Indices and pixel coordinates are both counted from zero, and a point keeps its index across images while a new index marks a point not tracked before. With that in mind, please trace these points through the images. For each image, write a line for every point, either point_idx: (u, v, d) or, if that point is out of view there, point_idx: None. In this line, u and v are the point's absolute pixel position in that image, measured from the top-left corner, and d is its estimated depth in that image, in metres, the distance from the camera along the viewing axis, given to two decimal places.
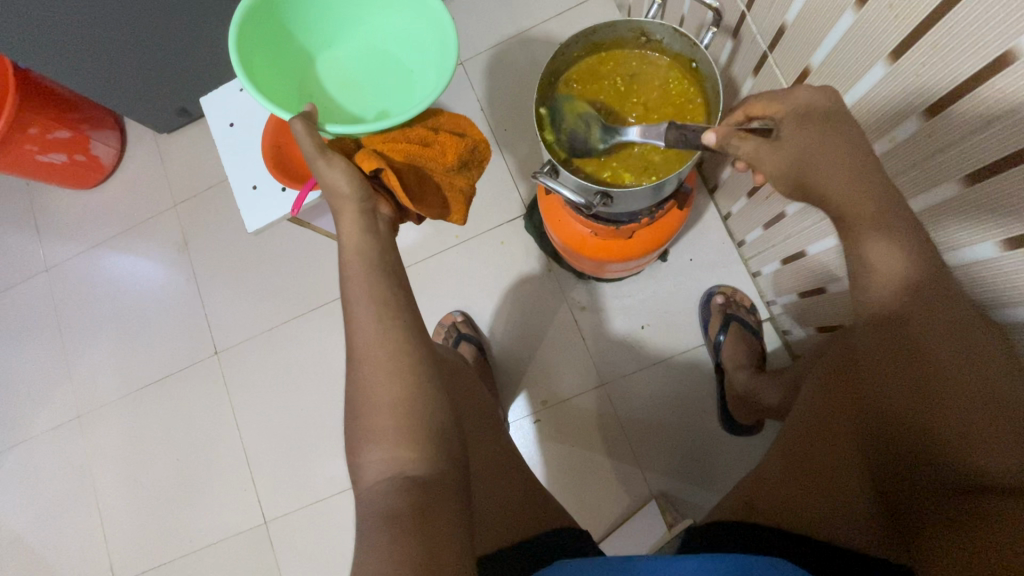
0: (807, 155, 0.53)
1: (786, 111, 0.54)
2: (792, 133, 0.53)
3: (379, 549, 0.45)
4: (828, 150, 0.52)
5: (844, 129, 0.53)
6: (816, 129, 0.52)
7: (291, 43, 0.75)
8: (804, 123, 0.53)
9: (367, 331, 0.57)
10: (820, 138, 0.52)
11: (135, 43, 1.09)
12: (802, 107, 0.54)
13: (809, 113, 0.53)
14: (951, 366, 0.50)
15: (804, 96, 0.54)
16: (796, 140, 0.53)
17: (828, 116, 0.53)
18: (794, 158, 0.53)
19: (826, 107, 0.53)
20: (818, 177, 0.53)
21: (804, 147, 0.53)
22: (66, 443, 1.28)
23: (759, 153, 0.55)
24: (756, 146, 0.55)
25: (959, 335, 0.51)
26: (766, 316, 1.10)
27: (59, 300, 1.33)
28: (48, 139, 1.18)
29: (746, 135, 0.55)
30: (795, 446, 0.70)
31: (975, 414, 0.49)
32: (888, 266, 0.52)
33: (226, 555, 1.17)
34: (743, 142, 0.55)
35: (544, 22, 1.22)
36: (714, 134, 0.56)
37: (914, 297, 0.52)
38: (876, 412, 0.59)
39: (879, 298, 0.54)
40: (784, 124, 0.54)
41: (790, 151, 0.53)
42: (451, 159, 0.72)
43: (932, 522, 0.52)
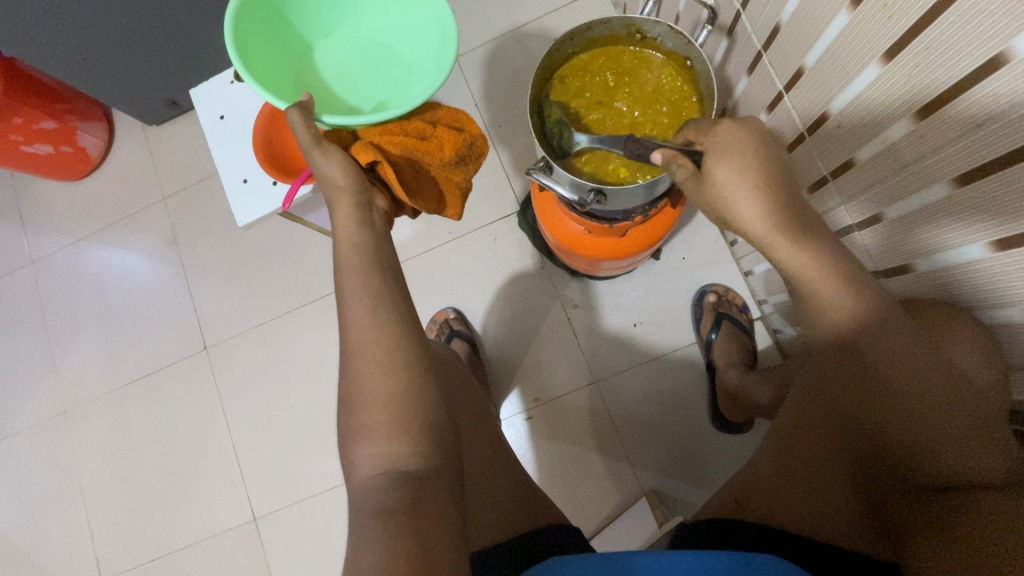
0: (734, 187, 0.53)
1: (710, 142, 0.55)
2: (718, 163, 0.54)
3: (373, 546, 0.45)
4: (757, 178, 0.52)
5: (767, 158, 0.53)
6: (738, 160, 0.53)
7: (288, 33, 0.74)
8: (728, 154, 0.53)
9: (362, 325, 0.57)
10: (743, 174, 0.52)
11: (123, 34, 1.07)
12: (726, 138, 0.54)
13: (732, 145, 0.54)
14: (924, 389, 0.53)
15: (729, 128, 0.55)
16: (719, 171, 0.53)
17: (755, 146, 0.53)
18: (723, 190, 0.54)
19: (751, 138, 0.54)
20: (748, 207, 0.53)
21: (730, 180, 0.53)
22: (52, 438, 1.26)
23: (691, 182, 0.57)
24: (689, 175, 0.57)
25: (921, 358, 0.54)
26: (757, 315, 1.11)
27: (45, 294, 1.31)
28: (33, 130, 1.16)
29: (684, 160, 0.57)
30: (779, 448, 0.69)
31: (953, 434, 0.52)
32: (825, 286, 0.55)
33: (216, 551, 1.16)
34: (680, 167, 0.57)
35: (539, 18, 1.21)
36: (661, 153, 0.58)
37: (872, 315, 0.55)
38: (851, 424, 0.60)
39: (839, 319, 0.56)
40: (710, 153, 0.54)
41: (716, 181, 0.54)
42: (448, 153, 0.70)
43: (915, 523, 0.53)
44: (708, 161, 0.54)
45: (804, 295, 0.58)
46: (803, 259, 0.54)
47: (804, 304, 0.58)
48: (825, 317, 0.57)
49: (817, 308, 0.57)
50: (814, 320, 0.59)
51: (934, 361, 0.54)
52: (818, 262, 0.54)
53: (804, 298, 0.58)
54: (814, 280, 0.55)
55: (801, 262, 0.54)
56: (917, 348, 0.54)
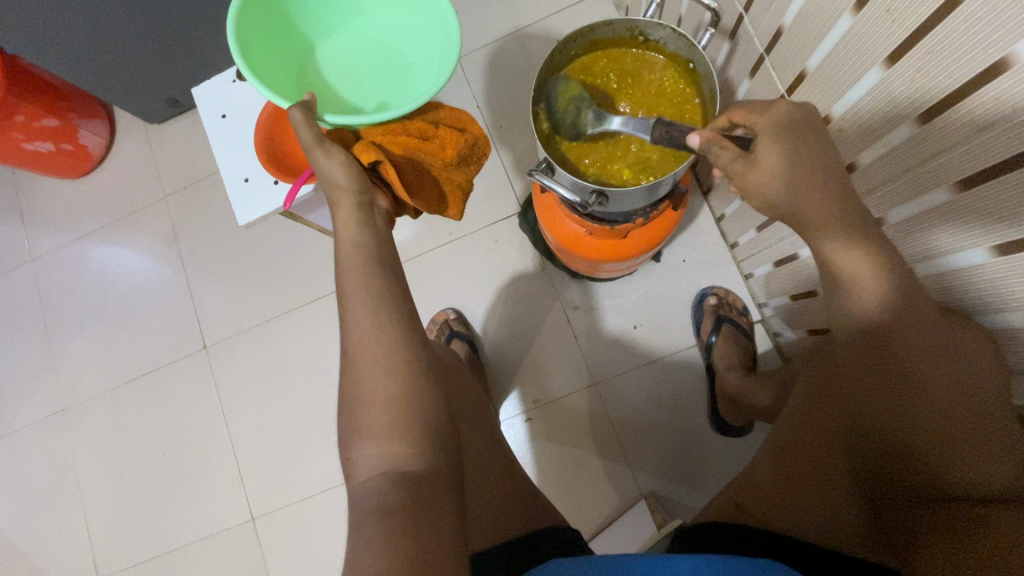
0: (782, 170, 0.52)
1: (764, 124, 0.54)
2: (769, 146, 0.52)
3: (372, 547, 0.45)
4: (804, 162, 0.52)
5: (817, 142, 0.53)
6: (791, 144, 0.52)
7: (291, 32, 0.74)
8: (782, 137, 0.52)
9: (362, 324, 0.57)
10: (793, 158, 0.52)
11: (125, 32, 1.07)
12: (779, 121, 0.53)
13: (787, 128, 0.53)
14: (938, 386, 0.54)
15: (782, 111, 0.54)
16: (773, 153, 0.52)
17: (804, 132, 0.53)
18: (774, 172, 0.52)
19: (803, 123, 0.54)
20: (792, 191, 0.53)
21: (780, 164, 0.52)
22: (50, 436, 1.26)
23: (735, 164, 0.54)
24: (735, 158, 0.54)
25: (938, 355, 0.54)
26: (757, 318, 1.11)
27: (44, 291, 1.31)
28: (34, 128, 1.16)
29: (728, 144, 0.54)
30: (783, 447, 0.70)
31: (961, 434, 0.52)
32: (862, 275, 0.54)
33: (213, 551, 1.16)
34: (723, 151, 0.54)
35: (541, 20, 1.21)
36: (699, 136, 0.54)
37: (891, 311, 0.55)
38: (860, 422, 0.61)
39: (861, 312, 0.56)
40: (763, 136, 0.53)
41: (765, 165, 0.52)
42: (451, 154, 0.70)
43: (916, 526, 0.53)
44: (760, 144, 0.53)
45: (833, 290, 0.58)
46: (840, 250, 0.54)
47: (833, 298, 0.58)
48: (846, 306, 0.57)
49: (847, 303, 0.57)
50: (837, 314, 0.59)
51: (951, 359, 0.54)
52: (854, 254, 0.54)
53: (833, 293, 0.58)
54: (852, 271, 0.55)
55: (843, 252, 0.54)
56: (934, 346, 0.55)
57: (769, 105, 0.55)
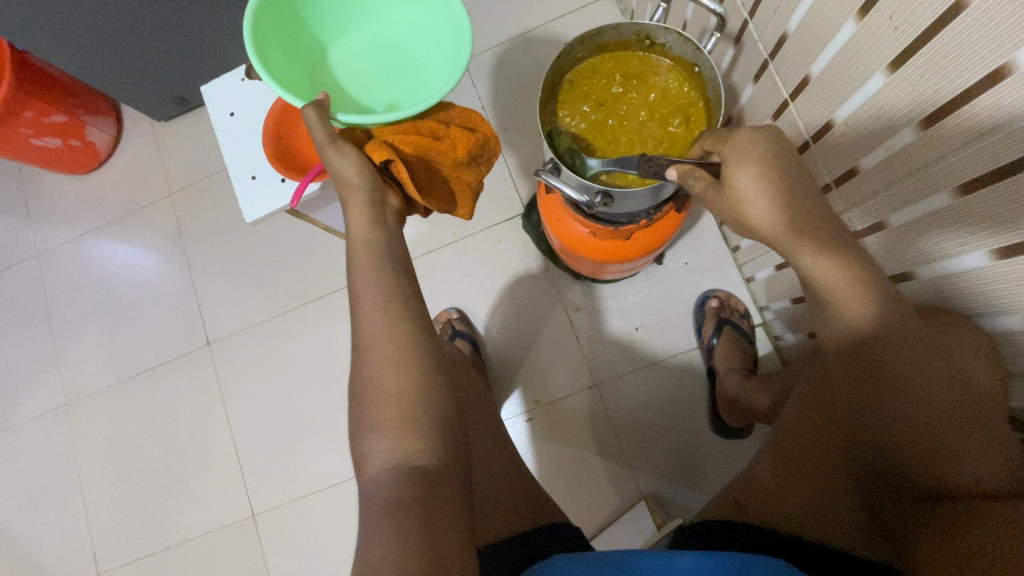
0: (754, 194, 0.56)
1: (728, 152, 0.58)
2: (737, 172, 0.56)
3: (383, 538, 0.46)
4: (771, 184, 0.55)
5: (781, 162, 0.56)
6: (758, 168, 0.56)
7: (303, 32, 0.75)
8: (748, 163, 0.56)
9: (373, 320, 0.58)
10: (762, 181, 0.55)
11: (135, 30, 1.08)
12: (742, 147, 0.57)
13: (752, 152, 0.56)
14: (931, 387, 0.55)
15: (747, 136, 0.57)
16: (739, 181, 0.56)
17: (770, 154, 0.56)
18: (741, 195, 0.56)
19: (766, 145, 0.56)
20: (764, 210, 0.56)
21: (749, 187, 0.56)
22: (52, 431, 1.26)
23: (710, 192, 0.59)
24: (707, 187, 0.59)
25: (932, 356, 0.55)
26: (758, 321, 1.12)
27: (49, 286, 1.32)
28: (42, 124, 1.17)
29: (700, 173, 0.60)
30: (781, 447, 0.71)
31: (954, 435, 0.53)
32: (846, 293, 0.56)
33: (213, 547, 1.16)
34: (697, 181, 0.60)
35: (547, 23, 1.23)
36: (674, 170, 0.61)
37: (885, 318, 0.56)
38: (856, 423, 0.62)
39: (854, 321, 0.57)
40: (729, 163, 0.57)
41: (736, 189, 0.57)
42: (461, 154, 0.71)
43: (911, 524, 0.54)
44: (726, 172, 0.57)
45: (819, 300, 0.59)
46: (823, 266, 0.56)
47: (820, 308, 0.60)
48: (834, 317, 0.59)
49: (833, 312, 0.58)
50: (829, 323, 0.60)
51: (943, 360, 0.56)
52: (838, 268, 0.56)
53: (820, 302, 0.59)
54: (829, 282, 0.56)
55: (819, 265, 0.56)
56: (928, 348, 0.56)
57: (736, 131, 0.59)
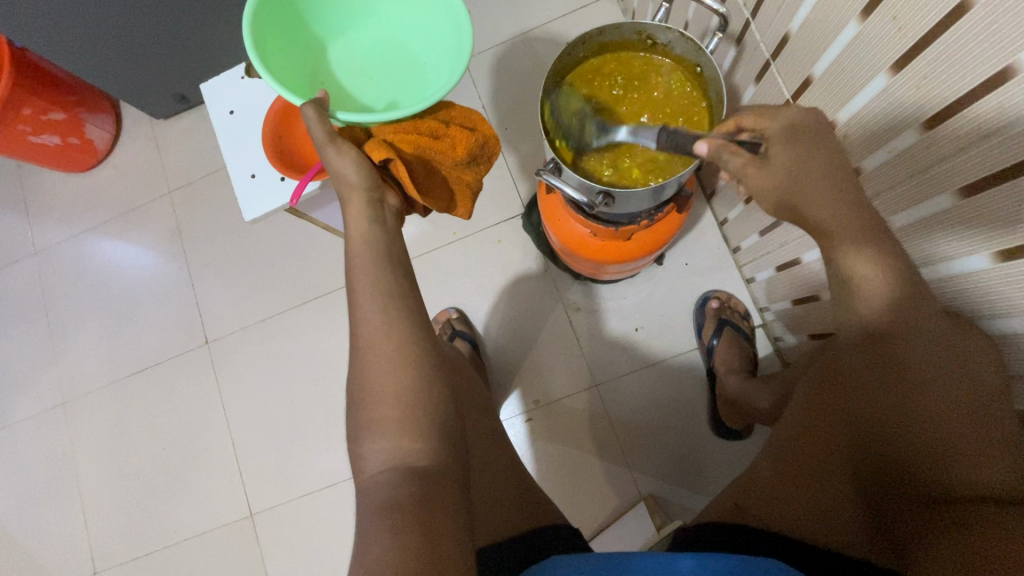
0: (793, 167, 0.55)
1: (775, 127, 0.56)
2: (783, 146, 0.55)
3: (380, 539, 0.45)
4: (813, 161, 0.55)
5: (826, 142, 0.56)
6: (805, 145, 0.55)
7: (304, 31, 0.75)
8: (792, 141, 0.55)
9: (372, 320, 0.57)
10: (805, 155, 0.55)
11: (134, 27, 1.08)
12: (790, 123, 0.56)
13: (797, 130, 0.56)
14: (939, 388, 0.54)
15: (795, 114, 0.57)
16: (785, 155, 0.55)
17: (818, 133, 0.56)
18: (785, 171, 0.55)
19: (813, 125, 0.56)
20: (803, 191, 0.55)
21: (794, 161, 0.55)
22: (50, 428, 1.26)
23: (749, 168, 0.56)
24: (747, 163, 0.56)
25: (942, 356, 0.55)
26: (759, 322, 1.11)
27: (47, 285, 1.31)
28: (41, 121, 1.16)
29: (738, 149, 0.56)
30: (788, 448, 0.70)
31: (961, 438, 0.52)
32: (874, 281, 0.56)
33: (211, 546, 1.16)
34: (734, 156, 0.56)
35: (548, 22, 1.22)
36: (712, 144, 0.57)
37: (897, 313, 0.56)
38: (863, 423, 0.61)
39: (866, 312, 0.57)
40: (775, 138, 0.56)
41: (780, 164, 0.55)
42: (461, 153, 0.71)
43: (913, 528, 0.53)
44: (772, 146, 0.56)
45: (838, 292, 0.59)
46: (856, 256, 0.55)
47: (840, 302, 0.60)
48: (849, 310, 0.58)
49: (846, 308, 0.59)
50: (845, 315, 0.60)
51: (958, 360, 0.55)
52: (870, 258, 0.55)
53: (838, 296, 0.59)
54: (856, 273, 0.56)
55: (853, 255, 0.55)
56: (937, 348, 0.55)
57: (779, 108, 0.57)
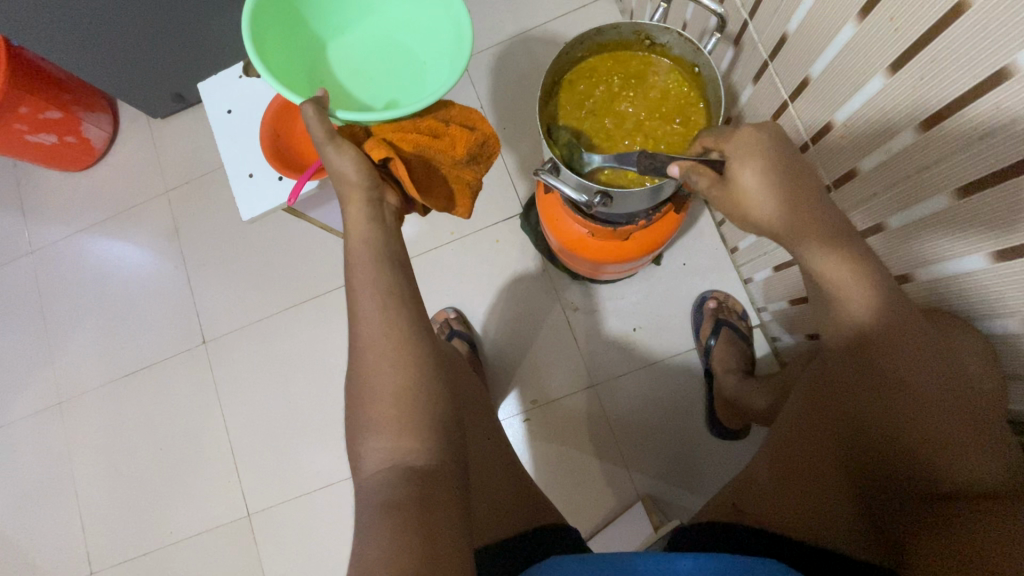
0: (759, 188, 0.54)
1: (732, 148, 0.55)
2: (742, 167, 0.54)
3: (380, 538, 0.45)
4: (778, 181, 0.54)
5: (787, 161, 0.54)
6: (766, 162, 0.54)
7: (303, 29, 0.75)
8: (750, 160, 0.54)
9: (371, 319, 0.57)
10: (769, 174, 0.53)
11: (132, 26, 1.07)
12: (748, 143, 0.55)
13: (755, 147, 0.54)
14: (930, 387, 0.55)
15: (749, 133, 0.55)
16: (744, 176, 0.54)
17: (774, 152, 0.54)
18: (751, 192, 0.54)
19: (770, 142, 0.55)
20: (771, 207, 0.54)
21: (755, 181, 0.54)
22: (46, 428, 1.25)
23: (714, 189, 0.56)
24: (712, 183, 0.56)
25: (933, 356, 0.55)
26: (756, 322, 1.12)
27: (44, 284, 1.31)
28: (38, 120, 1.16)
29: (703, 170, 0.56)
30: (780, 447, 0.71)
31: (955, 435, 0.53)
32: (849, 285, 0.56)
33: (208, 547, 1.16)
34: (700, 177, 0.57)
35: (546, 23, 1.22)
36: (678, 167, 0.57)
37: (885, 315, 0.56)
38: (856, 423, 0.62)
39: (853, 317, 0.57)
40: (733, 160, 0.55)
41: (741, 185, 0.54)
42: (460, 152, 0.71)
43: (909, 526, 0.54)
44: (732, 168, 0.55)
45: (824, 296, 0.59)
46: (836, 268, 0.55)
47: (826, 306, 0.60)
48: (835, 314, 0.59)
49: (833, 310, 0.59)
50: (832, 320, 0.60)
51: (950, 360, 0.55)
52: (848, 271, 0.55)
53: (825, 301, 0.59)
54: (837, 280, 0.56)
55: (830, 264, 0.55)
56: (929, 348, 0.56)
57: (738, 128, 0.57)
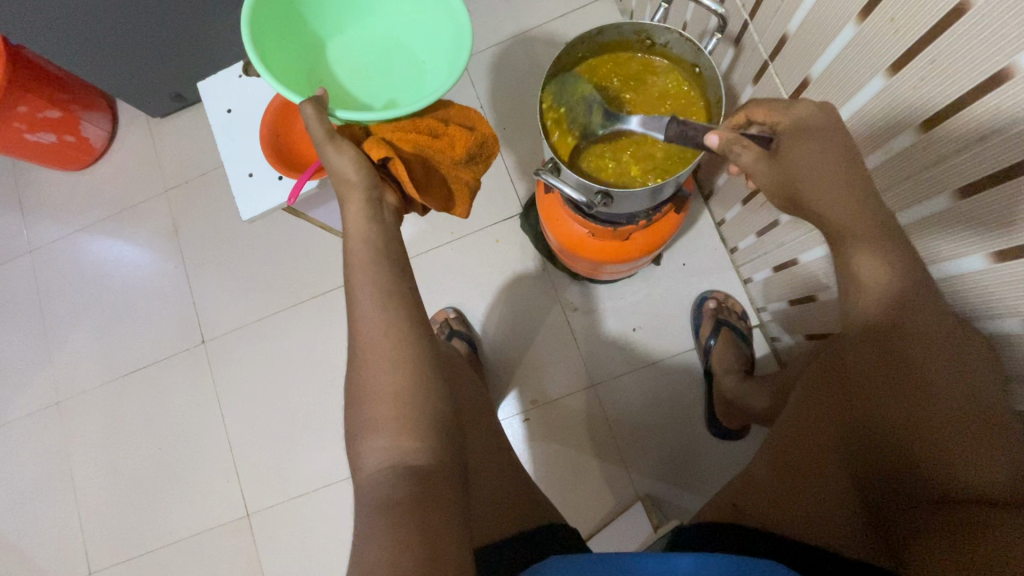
0: (801, 166, 0.56)
1: (786, 124, 0.56)
2: (792, 144, 0.56)
3: (379, 538, 0.45)
4: (823, 158, 0.55)
5: (839, 140, 0.55)
6: (813, 142, 0.55)
7: (303, 29, 0.75)
8: (801, 139, 0.55)
9: (370, 319, 0.57)
10: (817, 152, 0.55)
11: (131, 25, 1.07)
12: (804, 119, 0.55)
13: (808, 126, 0.55)
14: (939, 386, 0.54)
15: (809, 109, 0.56)
16: (794, 152, 0.56)
17: (829, 131, 0.55)
18: (794, 169, 0.56)
19: (828, 121, 0.55)
20: (807, 183, 0.56)
21: (801, 158, 0.55)
22: (45, 428, 1.25)
23: (758, 163, 0.58)
24: (756, 157, 0.58)
25: (942, 355, 0.54)
26: (756, 323, 1.11)
27: (42, 283, 1.31)
28: (37, 119, 1.16)
29: (749, 143, 0.58)
30: (785, 446, 0.71)
31: (963, 436, 0.52)
32: (871, 274, 0.57)
33: (207, 547, 1.16)
34: (744, 150, 0.58)
35: (546, 23, 1.22)
36: (718, 137, 0.58)
37: (896, 307, 0.56)
38: (862, 423, 0.61)
39: (868, 310, 0.58)
40: (785, 135, 0.56)
41: (787, 161, 0.56)
42: (460, 152, 0.71)
43: (912, 527, 0.53)
44: (782, 143, 0.56)
45: (842, 286, 0.60)
46: (869, 259, 0.56)
47: (842, 297, 0.61)
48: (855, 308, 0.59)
49: (856, 300, 0.59)
50: (849, 312, 0.60)
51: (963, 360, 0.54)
52: (877, 262, 0.56)
53: (845, 292, 0.60)
54: (861, 269, 0.57)
55: (861, 253, 0.56)
56: (940, 345, 0.55)
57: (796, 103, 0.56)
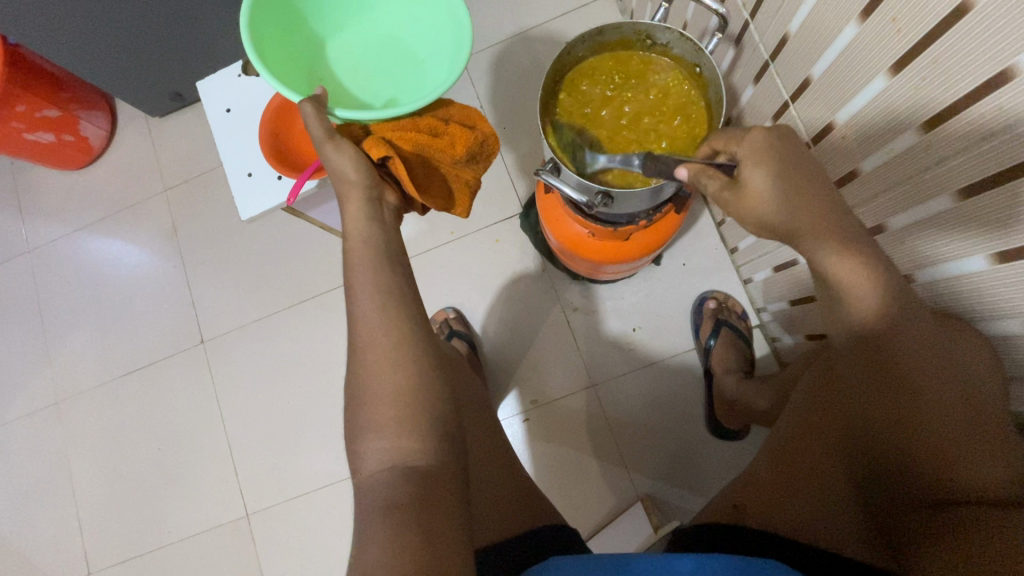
0: (770, 191, 0.54)
1: (744, 151, 0.56)
2: (752, 169, 0.55)
3: (379, 540, 0.45)
4: (786, 184, 0.54)
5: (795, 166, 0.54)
6: (772, 166, 0.54)
7: (302, 27, 0.74)
8: (763, 161, 0.54)
9: (370, 319, 0.57)
10: (778, 177, 0.54)
11: (131, 24, 1.07)
12: (758, 146, 0.55)
13: (767, 152, 0.55)
14: (935, 388, 0.54)
15: (759, 137, 0.56)
16: (756, 178, 0.54)
17: (784, 157, 0.55)
18: (758, 194, 0.54)
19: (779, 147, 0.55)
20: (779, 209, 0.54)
21: (764, 182, 0.54)
22: (45, 428, 1.25)
23: (725, 193, 0.56)
24: (721, 187, 0.56)
25: (937, 357, 0.54)
26: (756, 323, 1.11)
27: (41, 283, 1.30)
28: (35, 118, 1.15)
29: (713, 173, 0.57)
30: (783, 449, 0.71)
31: (960, 437, 0.52)
32: (859, 282, 0.54)
33: (206, 547, 1.15)
34: (711, 179, 0.57)
35: (546, 22, 1.22)
36: (685, 170, 0.59)
37: (890, 312, 0.54)
38: (860, 425, 0.61)
39: (859, 314, 0.55)
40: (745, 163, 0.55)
41: (751, 187, 0.55)
42: (460, 151, 0.71)
43: (913, 530, 0.53)
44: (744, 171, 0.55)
45: (829, 297, 0.58)
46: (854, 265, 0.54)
47: (828, 309, 0.59)
48: (843, 315, 0.57)
49: (840, 309, 0.57)
50: (836, 319, 0.58)
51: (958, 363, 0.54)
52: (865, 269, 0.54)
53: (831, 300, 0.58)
54: (846, 280, 0.55)
55: (843, 263, 0.54)
56: (937, 348, 0.55)
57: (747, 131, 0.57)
